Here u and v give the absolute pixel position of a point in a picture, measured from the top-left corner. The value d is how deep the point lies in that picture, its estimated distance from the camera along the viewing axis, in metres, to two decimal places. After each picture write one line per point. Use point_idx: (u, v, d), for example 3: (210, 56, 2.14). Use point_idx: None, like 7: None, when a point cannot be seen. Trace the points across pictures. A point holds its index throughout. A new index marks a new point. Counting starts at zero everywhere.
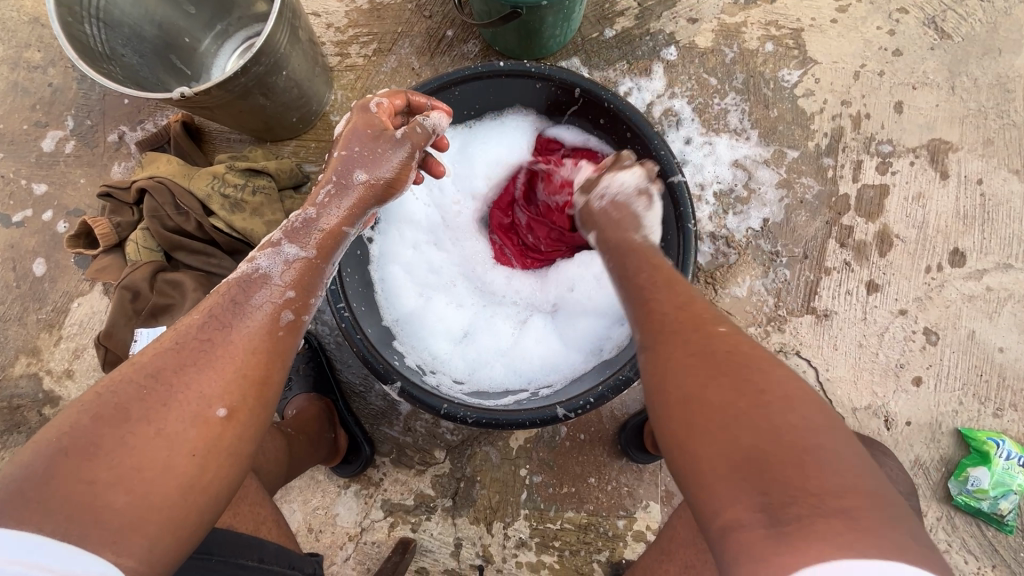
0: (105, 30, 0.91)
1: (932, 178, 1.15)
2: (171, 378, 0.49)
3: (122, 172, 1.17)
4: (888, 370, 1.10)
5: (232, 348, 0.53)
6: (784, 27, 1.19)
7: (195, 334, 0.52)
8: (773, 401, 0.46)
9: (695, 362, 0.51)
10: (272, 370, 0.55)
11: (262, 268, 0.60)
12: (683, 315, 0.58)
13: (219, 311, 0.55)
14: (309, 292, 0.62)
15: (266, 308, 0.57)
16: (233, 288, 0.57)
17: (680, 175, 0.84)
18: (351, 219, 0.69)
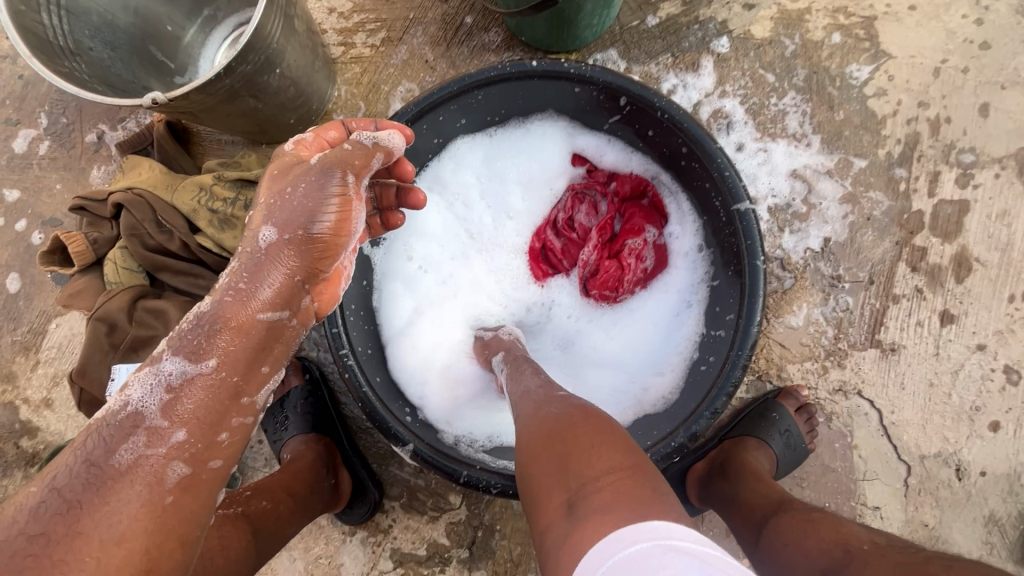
0: (69, 19, 0.78)
1: (1020, 193, 1.01)
2: None
3: (102, 177, 1.04)
4: (962, 413, 0.98)
5: (84, 544, 0.43)
6: (854, 14, 1.03)
7: (30, 538, 0.42)
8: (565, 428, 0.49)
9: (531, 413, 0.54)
10: (155, 560, 0.45)
11: (133, 402, 0.49)
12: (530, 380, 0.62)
13: (68, 486, 0.45)
14: (214, 429, 0.51)
15: (138, 464, 0.47)
16: (94, 437, 0.48)
17: (746, 203, 0.71)
18: (267, 305, 0.55)
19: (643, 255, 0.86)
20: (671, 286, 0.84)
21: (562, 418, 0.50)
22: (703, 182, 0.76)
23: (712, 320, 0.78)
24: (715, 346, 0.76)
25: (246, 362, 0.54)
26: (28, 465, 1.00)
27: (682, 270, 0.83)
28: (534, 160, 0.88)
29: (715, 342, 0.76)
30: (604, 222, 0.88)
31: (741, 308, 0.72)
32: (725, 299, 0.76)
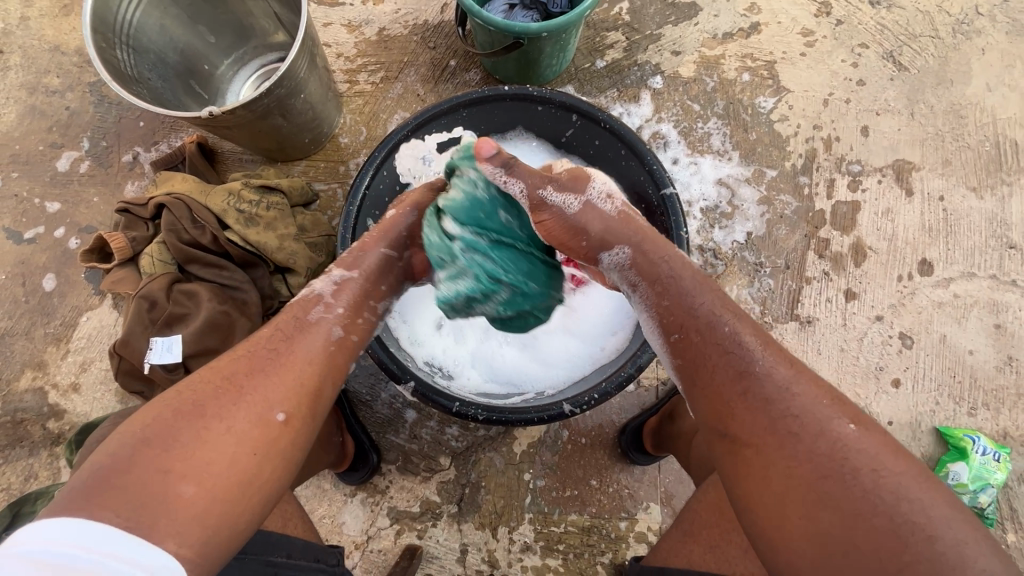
0: (134, 55, 0.98)
1: (899, 195, 1.26)
2: (243, 382, 0.61)
3: (135, 190, 1.21)
4: (869, 373, 1.18)
5: (294, 359, 0.66)
6: (759, 59, 1.30)
7: (265, 350, 0.65)
8: (904, 524, 0.51)
9: (815, 476, 0.56)
10: (323, 385, 0.67)
11: (316, 291, 0.74)
12: (779, 420, 0.60)
13: (284, 325, 0.69)
14: (357, 312, 0.75)
15: (319, 321, 0.71)
16: (296, 307, 0.72)
17: (671, 188, 0.92)
18: (391, 243, 0.82)
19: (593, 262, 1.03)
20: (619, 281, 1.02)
21: (876, 485, 0.54)
22: (643, 177, 0.96)
23: None
24: None
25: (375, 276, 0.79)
26: (53, 445, 1.10)
27: None
28: None
29: None
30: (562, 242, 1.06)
31: None
32: None
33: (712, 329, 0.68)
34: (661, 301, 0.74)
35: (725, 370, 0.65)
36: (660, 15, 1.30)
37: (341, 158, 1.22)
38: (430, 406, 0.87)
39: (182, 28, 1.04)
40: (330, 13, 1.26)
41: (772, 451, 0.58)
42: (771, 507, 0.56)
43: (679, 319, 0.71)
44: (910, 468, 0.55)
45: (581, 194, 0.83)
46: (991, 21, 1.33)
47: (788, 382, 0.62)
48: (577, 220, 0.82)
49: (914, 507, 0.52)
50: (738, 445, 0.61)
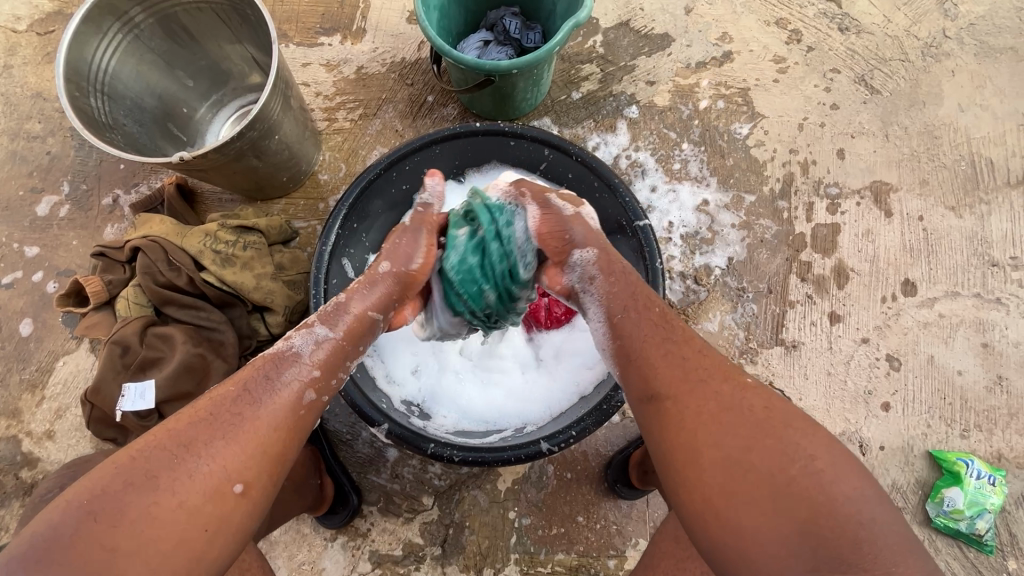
0: (109, 102, 0.99)
1: (878, 216, 1.26)
2: (197, 451, 0.58)
3: (114, 233, 1.20)
4: (858, 397, 1.16)
5: (258, 423, 0.61)
6: (732, 86, 1.31)
7: (225, 412, 0.61)
8: (794, 452, 0.57)
9: (732, 430, 0.58)
10: (289, 448, 0.64)
11: (295, 347, 0.69)
12: (695, 379, 0.63)
13: (253, 385, 0.64)
14: (333, 372, 0.70)
15: (293, 385, 0.66)
16: (268, 363, 0.67)
17: (644, 218, 0.93)
18: (377, 306, 0.77)
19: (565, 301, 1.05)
20: None
21: (790, 440, 0.57)
22: (617, 212, 0.97)
23: None
24: None
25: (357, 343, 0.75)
26: (27, 495, 1.08)
27: None
28: None
29: None
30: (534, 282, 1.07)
31: None
32: None
33: (644, 308, 0.72)
34: (605, 288, 0.76)
35: (650, 336, 0.69)
36: (633, 47, 1.32)
37: (320, 195, 1.22)
38: (406, 448, 0.85)
39: (158, 74, 1.07)
40: (309, 53, 1.28)
41: (688, 400, 0.62)
42: (685, 452, 0.59)
43: (615, 298, 0.74)
44: (794, 408, 0.61)
45: (576, 207, 0.86)
46: (959, 43, 1.35)
47: (703, 351, 0.67)
48: (565, 220, 0.84)
49: (799, 435, 0.58)
50: (659, 401, 0.64)
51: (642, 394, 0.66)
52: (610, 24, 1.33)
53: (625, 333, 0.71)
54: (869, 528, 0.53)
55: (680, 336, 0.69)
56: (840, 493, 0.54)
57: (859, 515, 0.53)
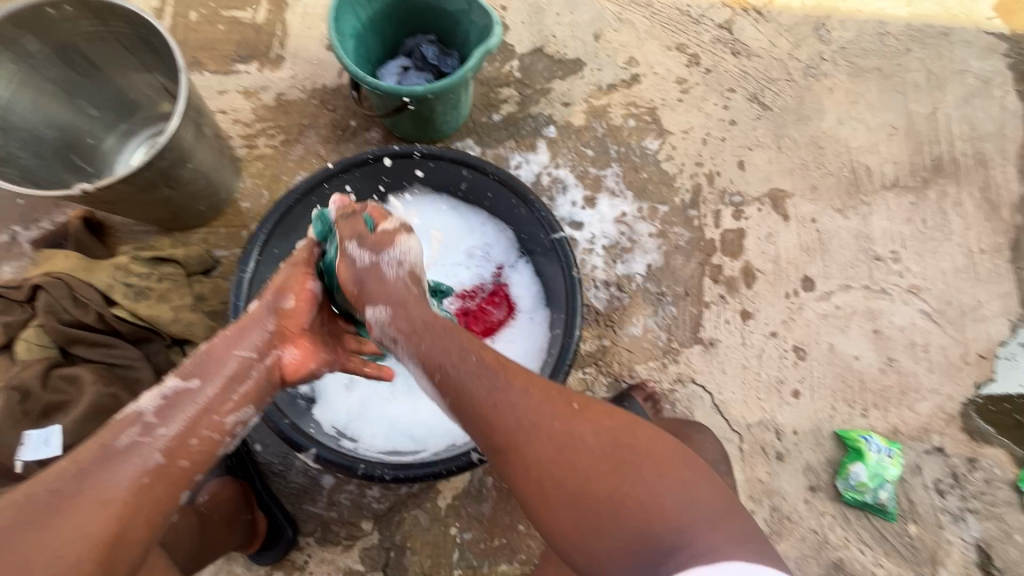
0: (1, 135, 0.95)
1: (777, 220, 1.38)
2: (7, 544, 0.55)
3: (13, 272, 1.13)
4: (771, 387, 1.26)
5: (86, 505, 0.58)
6: (641, 106, 1.41)
7: (44, 493, 0.57)
8: (623, 466, 0.62)
9: (566, 464, 0.63)
10: (126, 527, 0.59)
11: (136, 408, 0.65)
12: (527, 425, 0.65)
13: (87, 459, 0.60)
14: (185, 431, 0.66)
15: (131, 450, 0.62)
16: (109, 429, 0.64)
17: (560, 231, 0.98)
18: (244, 346, 0.73)
19: (494, 311, 1.08)
20: (523, 327, 1.06)
21: (619, 455, 0.63)
22: (535, 225, 1.01)
23: (553, 324, 1.00)
24: (556, 341, 0.97)
25: (218, 390, 0.70)
26: None
27: (528, 317, 1.07)
28: (423, 226, 1.12)
29: (556, 338, 0.98)
30: (462, 296, 1.09)
31: (567, 309, 0.95)
32: (559, 304, 0.99)
33: (463, 360, 0.70)
34: (419, 347, 0.73)
35: (480, 391, 0.68)
36: (548, 71, 1.40)
37: (243, 222, 1.20)
38: (335, 471, 0.85)
39: (59, 104, 1.03)
40: (225, 81, 1.27)
41: (527, 448, 0.64)
42: (539, 497, 0.64)
43: (431, 357, 0.72)
44: (613, 420, 0.66)
45: (376, 253, 0.79)
46: (834, 64, 1.52)
47: (526, 389, 0.67)
48: (360, 275, 0.79)
49: (624, 448, 0.63)
50: (501, 454, 0.66)
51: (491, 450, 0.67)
52: (525, 51, 1.40)
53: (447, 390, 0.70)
54: (687, 516, 0.59)
55: (510, 378, 0.68)
56: (664, 489, 0.60)
57: (685, 505, 0.59)
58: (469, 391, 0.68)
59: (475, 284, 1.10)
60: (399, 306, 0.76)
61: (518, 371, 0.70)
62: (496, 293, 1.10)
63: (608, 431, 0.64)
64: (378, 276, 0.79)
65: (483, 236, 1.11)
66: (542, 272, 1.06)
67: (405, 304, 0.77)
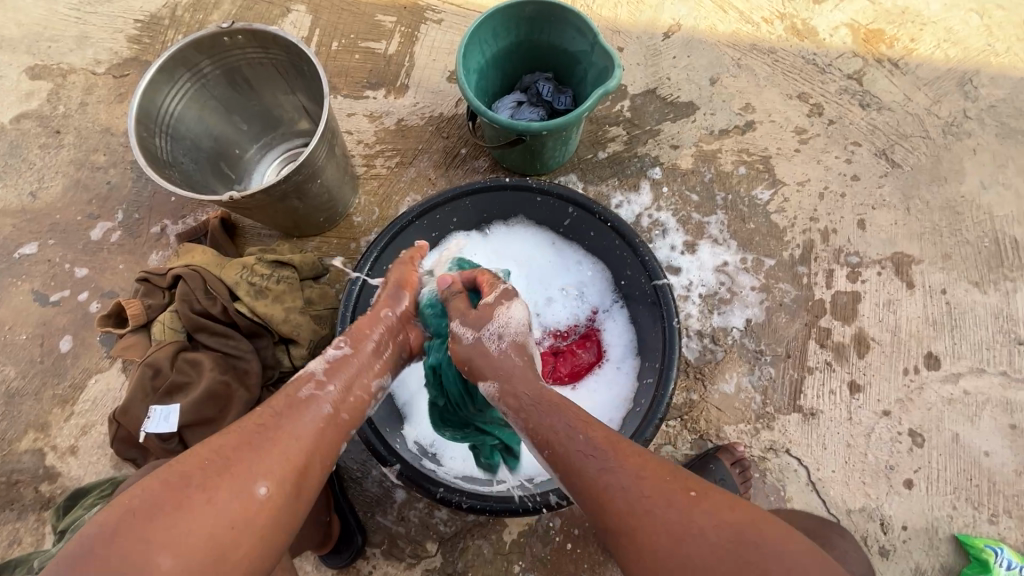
0: (171, 142, 1.08)
1: (899, 287, 1.26)
2: (230, 453, 0.64)
3: (158, 260, 1.28)
4: (879, 472, 1.13)
5: (282, 431, 0.67)
6: (754, 154, 1.36)
7: (253, 423, 0.67)
8: (752, 570, 0.55)
9: (685, 562, 0.57)
10: (311, 458, 0.68)
11: (308, 369, 0.76)
12: (641, 511, 0.61)
13: (273, 402, 0.70)
14: (348, 390, 0.76)
15: (310, 397, 0.72)
16: (287, 385, 0.74)
17: (664, 278, 0.95)
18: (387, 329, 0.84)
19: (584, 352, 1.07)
20: (612, 375, 1.04)
21: (746, 555, 0.56)
22: (636, 271, 1.00)
23: (644, 373, 0.97)
24: (646, 392, 0.94)
25: (374, 360, 0.81)
26: (43, 509, 1.11)
27: (617, 365, 1.04)
28: (524, 258, 1.14)
29: (646, 388, 0.94)
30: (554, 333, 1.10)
31: (663, 360, 0.92)
32: (654, 354, 0.96)
33: (572, 436, 0.69)
34: (528, 422, 0.73)
35: (587, 467, 0.66)
36: (659, 113, 1.39)
37: (353, 236, 1.28)
38: (416, 491, 0.87)
39: (218, 118, 1.17)
40: (355, 105, 1.38)
41: (641, 535, 0.60)
42: None
43: (541, 431, 0.72)
44: (740, 515, 0.59)
45: (476, 330, 0.82)
46: (981, 123, 1.38)
47: (639, 469, 0.64)
48: (467, 352, 0.82)
49: (751, 548, 0.56)
50: (614, 538, 0.62)
51: (605, 536, 0.64)
52: (638, 91, 1.41)
53: (554, 461, 0.69)
54: None
55: (620, 454, 0.66)
56: None
57: None
58: (579, 464, 0.67)
59: (569, 323, 1.10)
60: (506, 381, 0.77)
61: (630, 449, 0.67)
62: (588, 336, 1.09)
63: (731, 529, 0.58)
64: (483, 349, 0.81)
65: (580, 277, 1.11)
66: (638, 319, 1.04)
67: (512, 374, 0.77)
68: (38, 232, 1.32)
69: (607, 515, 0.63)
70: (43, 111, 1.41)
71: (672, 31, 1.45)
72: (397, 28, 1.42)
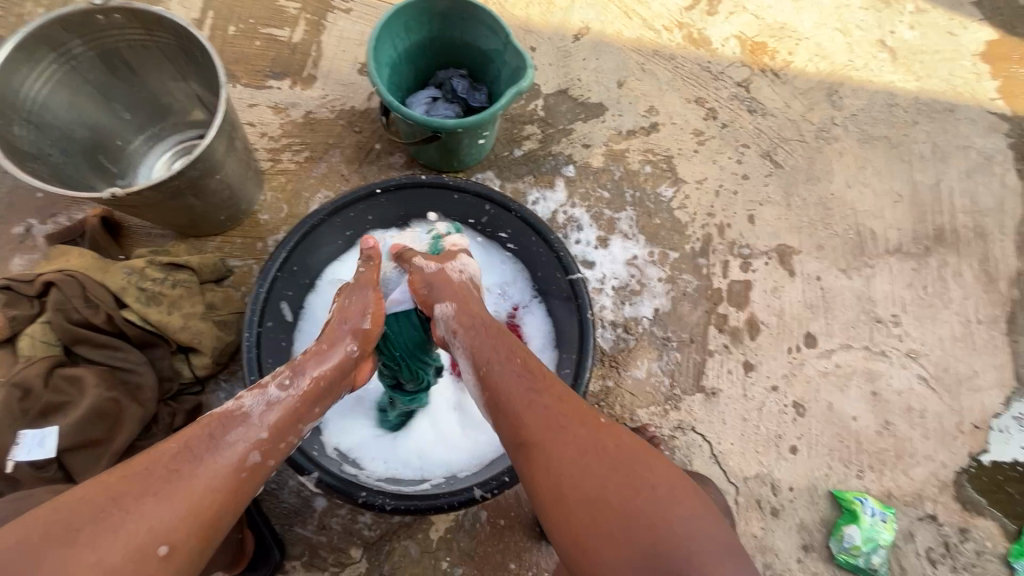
0: (34, 131, 0.95)
1: (783, 275, 1.40)
2: (129, 505, 0.57)
3: (23, 265, 1.12)
4: (769, 441, 1.26)
5: (197, 480, 0.61)
6: (658, 154, 1.45)
7: (163, 468, 0.60)
8: (641, 482, 0.62)
9: (584, 470, 0.63)
10: (223, 512, 0.62)
11: (245, 406, 0.70)
12: (555, 425, 0.67)
13: (195, 442, 0.64)
14: (282, 435, 0.71)
15: (238, 446, 0.66)
16: (216, 422, 0.67)
17: (578, 273, 0.99)
18: (333, 374, 0.79)
19: None
20: None
21: (636, 470, 0.63)
22: (552, 266, 1.03)
23: (562, 363, 1.01)
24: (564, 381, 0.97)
25: (314, 407, 0.76)
26: None
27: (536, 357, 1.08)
28: None
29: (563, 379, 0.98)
30: None
31: (579, 349, 0.96)
32: (570, 345, 1.00)
33: (508, 360, 0.76)
34: (472, 345, 0.79)
35: (516, 385, 0.73)
36: (571, 113, 1.44)
37: (260, 234, 1.21)
38: (336, 497, 0.84)
39: (93, 105, 1.04)
40: (257, 95, 1.30)
41: (550, 445, 0.66)
42: (553, 492, 0.63)
43: (481, 353, 0.78)
44: (638, 444, 0.67)
45: (440, 262, 0.91)
46: (845, 130, 1.57)
47: (561, 395, 0.72)
48: (428, 278, 0.88)
49: (644, 467, 0.64)
50: (523, 448, 0.67)
51: (515, 448, 0.69)
52: (550, 91, 1.45)
53: (484, 381, 0.76)
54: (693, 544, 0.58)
55: (547, 382, 0.73)
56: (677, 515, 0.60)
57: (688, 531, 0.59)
58: (508, 385, 0.73)
59: None
60: (464, 304, 0.84)
61: (554, 382, 0.74)
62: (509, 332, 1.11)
63: (631, 452, 0.66)
64: (446, 275, 0.89)
65: (503, 275, 1.14)
66: (555, 313, 1.07)
67: (469, 299, 0.86)
68: None
69: (523, 426, 0.69)
70: None
71: (581, 34, 1.51)
72: (302, 16, 1.35)
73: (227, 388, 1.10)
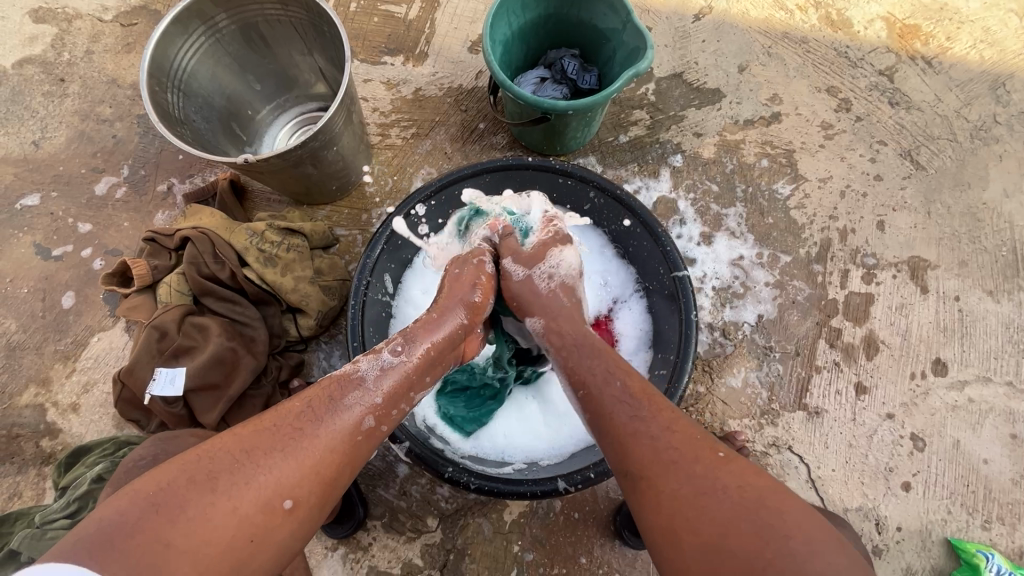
0: (183, 98, 1.04)
1: (913, 291, 1.25)
2: (259, 459, 0.60)
3: (165, 220, 1.25)
4: (878, 473, 1.14)
5: (318, 440, 0.63)
6: (777, 147, 1.33)
7: (289, 427, 0.63)
8: (773, 533, 0.54)
9: (703, 514, 0.56)
10: (341, 474, 0.65)
11: (360, 371, 0.71)
12: (667, 459, 0.60)
13: (318, 403, 0.66)
14: (393, 404, 0.71)
15: (355, 410, 0.67)
16: (334, 385, 0.69)
17: (684, 270, 0.94)
18: (447, 341, 0.78)
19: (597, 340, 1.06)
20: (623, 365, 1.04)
21: (766, 519, 0.55)
22: (659, 262, 0.98)
23: (656, 364, 0.97)
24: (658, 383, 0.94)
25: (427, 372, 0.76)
26: (43, 464, 1.11)
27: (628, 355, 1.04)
28: None
29: (658, 379, 0.95)
30: None
31: (678, 352, 0.91)
32: (668, 346, 0.95)
33: (608, 382, 0.69)
34: (567, 361, 0.75)
35: (618, 412, 0.66)
36: (684, 98, 1.35)
37: (365, 207, 1.26)
38: (423, 468, 0.87)
39: (231, 76, 1.12)
40: (372, 70, 1.33)
41: (662, 482, 0.59)
42: (670, 534, 0.57)
43: (580, 373, 0.72)
44: (765, 484, 0.58)
45: (527, 268, 0.85)
46: (1009, 130, 1.35)
47: (670, 423, 0.64)
48: (515, 287, 0.85)
49: (775, 515, 0.55)
50: (631, 480, 0.62)
51: (621, 479, 0.63)
52: (663, 75, 1.37)
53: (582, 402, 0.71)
54: None
55: (652, 407, 0.66)
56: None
57: None
58: (609, 410, 0.67)
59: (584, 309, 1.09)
60: (552, 321, 0.80)
61: (662, 405, 0.67)
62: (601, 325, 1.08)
63: (757, 495, 0.57)
64: (532, 288, 0.84)
65: (599, 266, 1.09)
66: (655, 312, 1.03)
67: (559, 317, 0.80)
68: (40, 183, 1.28)
69: (630, 457, 0.63)
70: (47, 57, 1.36)
71: (703, 13, 1.40)
72: None
73: (327, 350, 1.17)
